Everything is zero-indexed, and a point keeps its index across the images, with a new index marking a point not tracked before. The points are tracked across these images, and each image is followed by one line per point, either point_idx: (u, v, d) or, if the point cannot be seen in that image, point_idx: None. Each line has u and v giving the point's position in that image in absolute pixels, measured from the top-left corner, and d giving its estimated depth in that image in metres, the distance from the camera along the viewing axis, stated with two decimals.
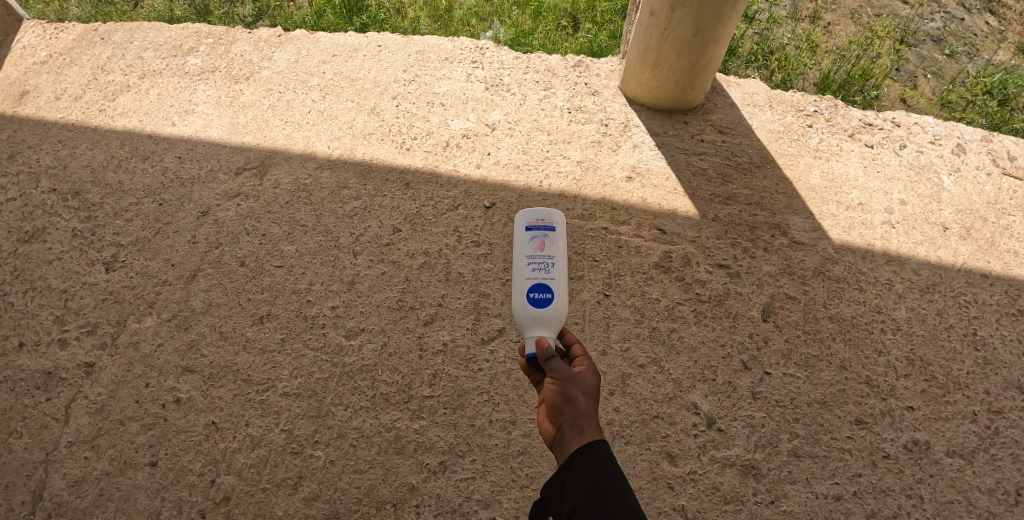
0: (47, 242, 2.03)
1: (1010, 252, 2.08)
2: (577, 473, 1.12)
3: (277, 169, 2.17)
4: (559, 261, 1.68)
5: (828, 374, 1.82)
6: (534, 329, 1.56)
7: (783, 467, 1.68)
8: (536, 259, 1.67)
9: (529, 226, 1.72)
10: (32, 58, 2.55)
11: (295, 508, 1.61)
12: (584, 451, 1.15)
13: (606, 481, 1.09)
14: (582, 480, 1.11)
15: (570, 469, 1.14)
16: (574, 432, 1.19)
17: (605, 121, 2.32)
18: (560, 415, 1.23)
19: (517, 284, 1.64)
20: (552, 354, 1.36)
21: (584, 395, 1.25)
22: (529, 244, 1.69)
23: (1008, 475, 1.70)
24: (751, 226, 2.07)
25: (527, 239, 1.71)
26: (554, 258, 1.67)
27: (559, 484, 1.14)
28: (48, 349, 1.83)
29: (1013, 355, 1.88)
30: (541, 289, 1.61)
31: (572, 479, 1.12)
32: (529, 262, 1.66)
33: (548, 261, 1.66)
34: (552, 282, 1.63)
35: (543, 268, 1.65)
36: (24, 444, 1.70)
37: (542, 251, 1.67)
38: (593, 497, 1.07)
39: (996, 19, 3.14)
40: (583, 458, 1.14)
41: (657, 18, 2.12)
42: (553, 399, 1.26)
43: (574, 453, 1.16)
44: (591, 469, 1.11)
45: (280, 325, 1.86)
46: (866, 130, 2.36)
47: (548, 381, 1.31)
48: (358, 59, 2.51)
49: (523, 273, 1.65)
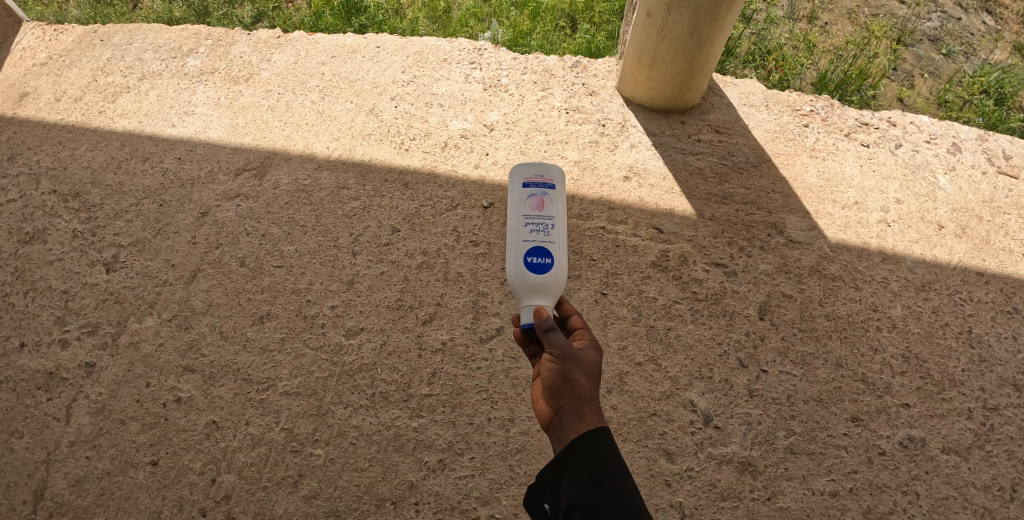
0: (48, 242, 2.04)
1: (1006, 251, 2.09)
2: (574, 465, 1.13)
3: (277, 170, 2.18)
4: (559, 222, 1.55)
5: (824, 372, 1.83)
6: (531, 297, 1.48)
7: (779, 464, 1.69)
8: (534, 219, 1.53)
9: (526, 182, 1.58)
10: (32, 60, 2.56)
11: (295, 506, 1.62)
12: (582, 440, 1.15)
13: (604, 471, 1.10)
14: (581, 473, 1.11)
15: (568, 458, 1.14)
16: (573, 417, 1.20)
17: (602, 121, 2.34)
18: (560, 399, 1.24)
19: (512, 247, 1.52)
20: (552, 329, 1.35)
21: (585, 377, 1.26)
22: (527, 203, 1.55)
23: (1003, 471, 1.72)
24: (747, 225, 2.09)
25: (524, 197, 1.56)
26: (554, 219, 1.54)
27: (557, 473, 1.14)
28: (50, 350, 1.84)
29: (1008, 353, 1.89)
30: (540, 254, 1.50)
31: (570, 469, 1.12)
32: (527, 222, 1.53)
33: (547, 222, 1.54)
34: (551, 246, 1.51)
35: (543, 230, 1.52)
36: (26, 444, 1.71)
37: (541, 211, 1.55)
38: (591, 489, 1.08)
39: (993, 19, 3.16)
40: (582, 448, 1.14)
41: (653, 18, 2.13)
42: (553, 380, 1.26)
43: (573, 440, 1.16)
44: (590, 460, 1.12)
45: (280, 325, 1.87)
46: (862, 129, 2.38)
47: (548, 356, 1.31)
48: (357, 59, 2.52)
49: (519, 234, 1.52)
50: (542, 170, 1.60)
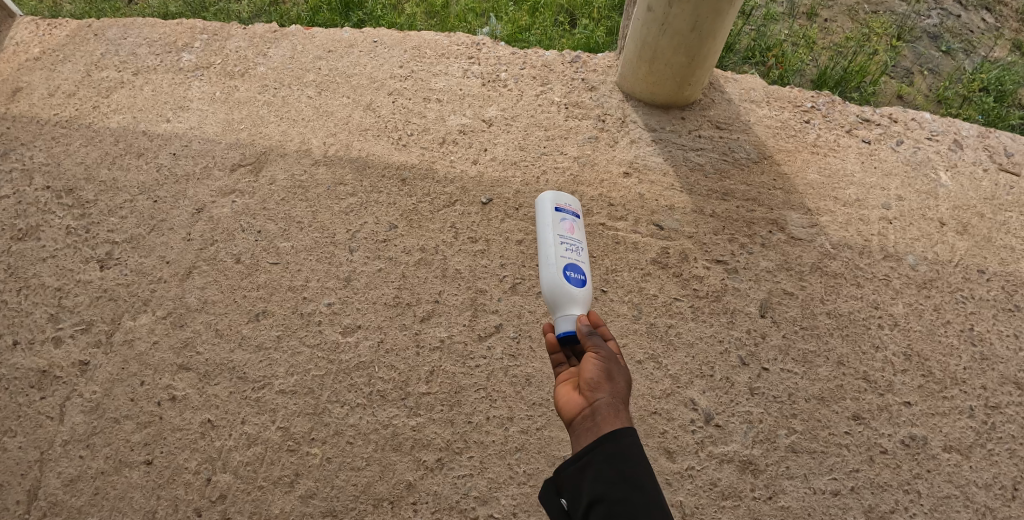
0: (41, 239, 2.01)
1: (1007, 248, 2.08)
2: (601, 460, 1.14)
3: (273, 166, 2.16)
4: (585, 246, 1.71)
5: (825, 370, 1.82)
6: (571, 306, 1.55)
7: (780, 462, 1.68)
8: (565, 237, 1.68)
9: (558, 208, 1.75)
10: (25, 54, 2.53)
11: (292, 506, 1.60)
12: (612, 439, 1.16)
13: (632, 469, 1.12)
14: (605, 469, 1.13)
15: (592, 455, 1.15)
16: (607, 413, 1.22)
17: (602, 117, 2.32)
18: (595, 392, 1.26)
19: (548, 260, 1.63)
20: (593, 334, 1.40)
21: (624, 377, 1.30)
22: (559, 225, 1.71)
23: (1005, 470, 1.70)
24: (748, 222, 2.07)
25: (556, 219, 1.72)
26: (581, 242, 1.70)
27: (579, 468, 1.16)
28: (43, 347, 1.82)
29: (1010, 351, 1.88)
30: (570, 266, 1.62)
31: (597, 465, 1.14)
32: (561, 241, 1.67)
33: (578, 243, 1.69)
34: (582, 263, 1.64)
35: (575, 249, 1.66)
36: (19, 443, 1.69)
37: (572, 234, 1.70)
38: (617, 485, 1.11)
39: (993, 16, 3.14)
40: (610, 446, 1.16)
41: (653, 12, 2.10)
42: (593, 375, 1.29)
43: (600, 437, 1.18)
44: (617, 458, 1.14)
45: (276, 322, 1.85)
46: (863, 126, 2.36)
47: (594, 356, 1.34)
48: (354, 55, 2.50)
49: (557, 250, 1.64)
50: (574, 204, 1.80)
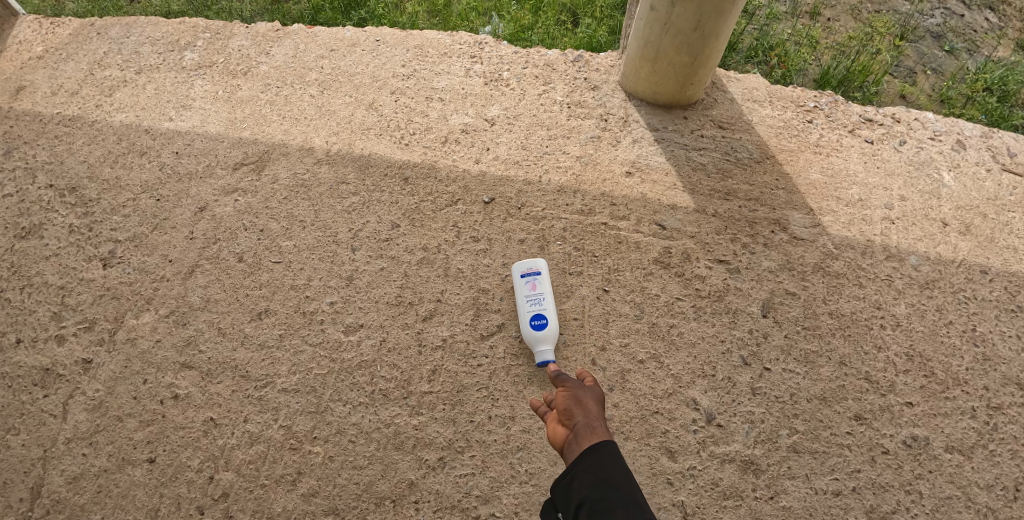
0: (44, 238, 2.02)
1: (1010, 249, 2.07)
2: (583, 468, 1.20)
3: (275, 164, 2.16)
4: (548, 291, 1.83)
5: (828, 370, 1.82)
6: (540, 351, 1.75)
7: (782, 462, 1.68)
8: (530, 297, 1.81)
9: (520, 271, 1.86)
10: (28, 53, 2.53)
11: (294, 504, 1.61)
12: (591, 450, 1.22)
13: (611, 473, 1.17)
14: (587, 475, 1.18)
15: (576, 467, 1.21)
16: (585, 432, 1.29)
17: (604, 116, 2.32)
18: (572, 418, 1.33)
19: (519, 328, 1.82)
20: (561, 375, 1.48)
21: (594, 400, 1.38)
22: (523, 286, 1.84)
23: (1007, 471, 1.70)
24: (750, 222, 2.07)
25: (519, 283, 1.84)
26: (544, 293, 1.82)
27: (566, 481, 1.21)
28: (46, 346, 1.83)
29: (1012, 351, 1.88)
30: (536, 318, 1.78)
31: (580, 474, 1.20)
32: (527, 300, 1.81)
33: (541, 296, 1.81)
34: (546, 310, 1.78)
35: (538, 301, 1.80)
36: (23, 441, 1.70)
37: (536, 291, 1.82)
38: (598, 487, 1.16)
39: (997, 15, 3.13)
40: (590, 457, 1.21)
41: (657, 12, 2.10)
42: (567, 404, 1.36)
43: (581, 451, 1.24)
44: (597, 465, 1.19)
45: (278, 321, 1.85)
46: (866, 125, 2.36)
47: (562, 392, 1.41)
48: (357, 53, 2.49)
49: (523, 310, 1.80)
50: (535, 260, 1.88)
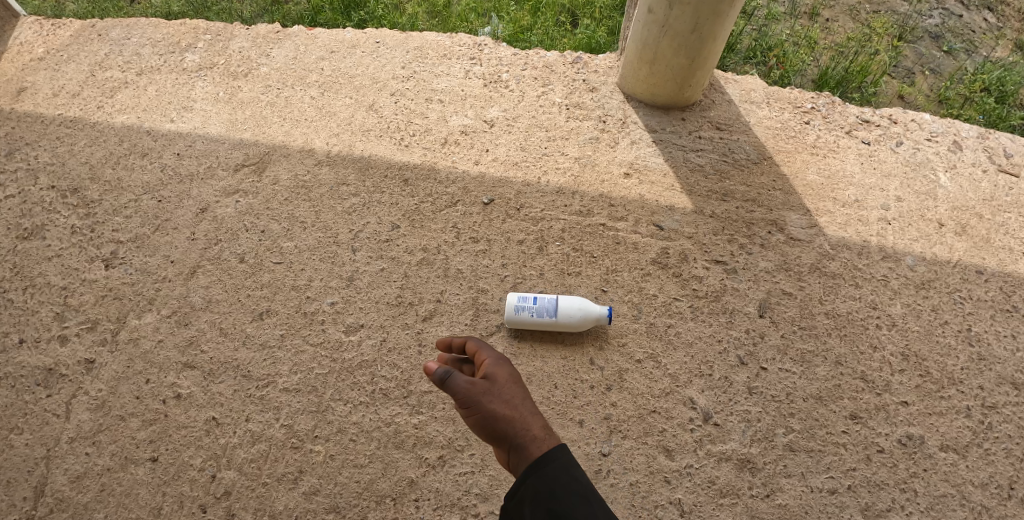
0: (47, 238, 2.04)
1: (1006, 249, 2.09)
2: (532, 492, 1.20)
3: (276, 166, 2.18)
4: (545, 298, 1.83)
5: (824, 370, 1.83)
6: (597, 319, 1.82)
7: (778, 461, 1.70)
8: (543, 316, 1.82)
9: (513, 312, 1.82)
10: (29, 54, 2.55)
11: (295, 503, 1.63)
12: (539, 471, 1.22)
13: (560, 495, 1.17)
14: (537, 500, 1.18)
15: (525, 490, 1.21)
16: (524, 447, 1.27)
17: (603, 117, 2.33)
18: (507, 438, 1.29)
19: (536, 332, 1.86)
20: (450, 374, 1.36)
21: (511, 400, 1.33)
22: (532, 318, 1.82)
23: (1001, 470, 1.72)
24: (748, 223, 2.08)
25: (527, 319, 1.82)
26: (546, 304, 1.82)
27: (517, 506, 1.21)
28: (49, 346, 1.84)
29: (1007, 351, 1.90)
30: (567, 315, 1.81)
31: (529, 498, 1.19)
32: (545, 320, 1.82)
33: (548, 305, 1.82)
34: (562, 310, 1.81)
35: (551, 310, 1.81)
36: (26, 440, 1.72)
37: (537, 309, 1.82)
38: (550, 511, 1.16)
39: (995, 15, 3.14)
40: (537, 477, 1.21)
41: (654, 14, 2.11)
42: (490, 418, 1.31)
43: (527, 472, 1.23)
44: (546, 488, 1.19)
45: (280, 321, 1.87)
46: (863, 126, 2.37)
47: (474, 403, 1.34)
48: (357, 55, 2.51)
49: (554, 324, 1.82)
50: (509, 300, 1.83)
